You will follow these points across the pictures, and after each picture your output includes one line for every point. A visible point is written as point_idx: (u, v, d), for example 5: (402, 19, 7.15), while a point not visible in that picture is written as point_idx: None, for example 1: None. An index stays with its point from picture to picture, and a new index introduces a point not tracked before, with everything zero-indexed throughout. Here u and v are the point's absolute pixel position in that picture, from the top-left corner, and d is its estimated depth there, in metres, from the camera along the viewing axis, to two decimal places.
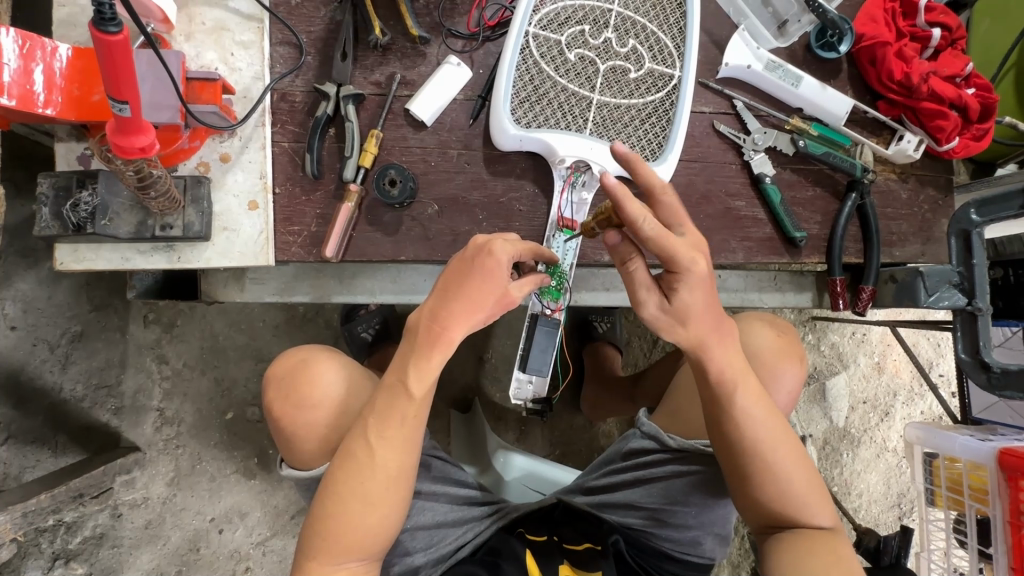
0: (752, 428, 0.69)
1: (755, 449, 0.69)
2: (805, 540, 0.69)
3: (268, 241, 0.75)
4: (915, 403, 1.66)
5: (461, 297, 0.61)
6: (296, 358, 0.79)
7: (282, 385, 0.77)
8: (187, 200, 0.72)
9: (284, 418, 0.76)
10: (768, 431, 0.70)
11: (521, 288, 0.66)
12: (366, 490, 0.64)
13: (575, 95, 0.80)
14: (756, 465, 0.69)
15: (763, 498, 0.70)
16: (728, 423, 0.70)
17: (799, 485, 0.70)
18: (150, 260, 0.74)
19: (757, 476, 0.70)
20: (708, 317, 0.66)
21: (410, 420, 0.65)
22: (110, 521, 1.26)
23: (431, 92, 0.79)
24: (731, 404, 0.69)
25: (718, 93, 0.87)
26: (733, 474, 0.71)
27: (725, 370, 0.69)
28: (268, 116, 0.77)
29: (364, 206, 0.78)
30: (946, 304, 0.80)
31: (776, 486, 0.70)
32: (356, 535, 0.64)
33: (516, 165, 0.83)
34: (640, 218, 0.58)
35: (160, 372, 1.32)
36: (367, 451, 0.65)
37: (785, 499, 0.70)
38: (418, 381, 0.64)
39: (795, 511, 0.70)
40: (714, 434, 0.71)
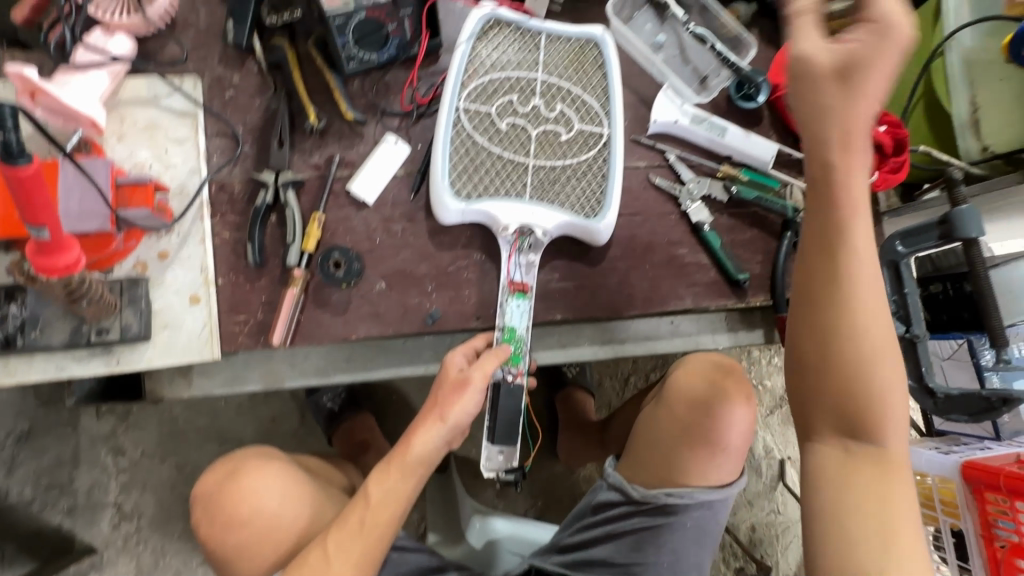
0: (861, 292, 0.54)
1: (842, 317, 0.54)
2: (868, 489, 0.55)
3: (213, 334, 0.74)
4: (886, 414, 1.70)
5: (428, 407, 0.75)
6: (226, 469, 0.79)
7: (213, 500, 0.77)
8: (125, 301, 0.71)
9: (217, 540, 0.76)
10: (868, 291, 0.55)
11: (483, 372, 0.74)
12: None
13: (511, 162, 0.83)
14: (838, 318, 0.54)
15: (835, 326, 0.54)
16: (835, 271, 0.54)
17: (883, 361, 0.54)
18: (88, 367, 0.71)
19: (838, 325, 0.54)
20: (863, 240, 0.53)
21: (371, 528, 0.69)
22: None
23: (371, 172, 0.81)
24: (835, 205, 0.53)
25: (650, 148, 0.91)
26: (805, 332, 0.56)
27: (868, 239, 0.54)
28: (206, 209, 0.77)
29: (311, 289, 0.78)
30: (884, 332, 0.82)
31: (846, 328, 0.54)
32: None
33: (461, 235, 0.84)
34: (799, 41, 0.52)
35: (116, 466, 1.31)
36: (325, 559, 0.67)
37: (867, 377, 0.54)
38: (380, 491, 0.71)
39: (873, 379, 0.54)
40: (812, 295, 0.55)
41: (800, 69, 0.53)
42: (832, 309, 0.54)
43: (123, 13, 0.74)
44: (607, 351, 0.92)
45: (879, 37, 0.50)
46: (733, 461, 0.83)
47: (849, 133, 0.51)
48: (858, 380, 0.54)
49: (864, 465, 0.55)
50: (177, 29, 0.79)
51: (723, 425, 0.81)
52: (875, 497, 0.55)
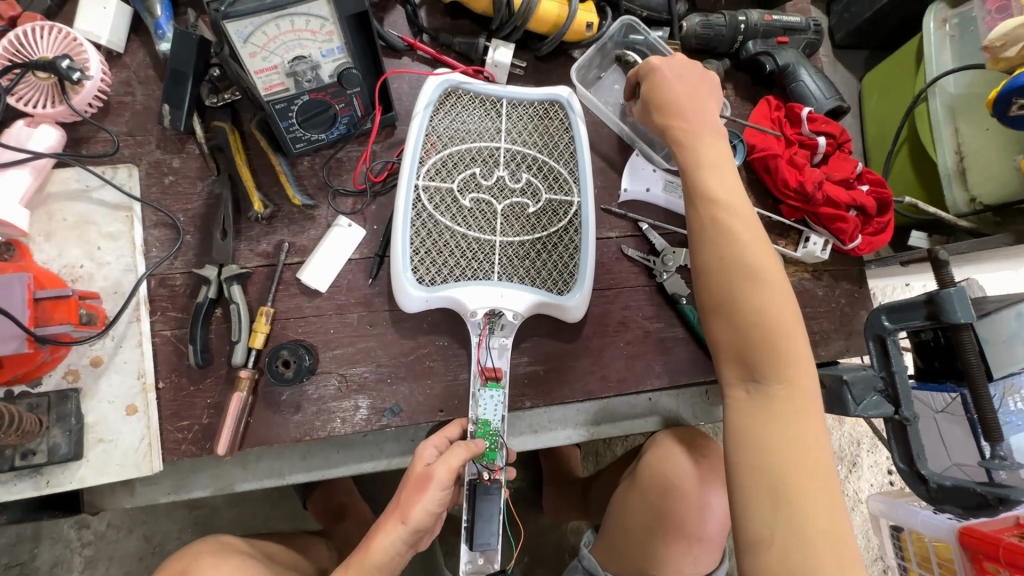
0: (739, 253, 0.65)
1: (724, 274, 0.65)
2: (775, 417, 0.62)
3: (152, 447, 0.69)
4: (881, 450, 1.67)
5: (390, 507, 0.68)
6: (176, 567, 0.73)
7: None
8: (53, 418, 0.65)
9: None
10: (752, 253, 0.65)
11: (448, 466, 0.67)
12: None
13: (477, 240, 0.78)
14: (723, 278, 0.65)
15: (727, 294, 0.65)
16: (712, 231, 0.66)
17: (776, 321, 0.63)
18: (13, 489, 0.65)
19: (723, 280, 0.65)
20: (731, 195, 0.68)
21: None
22: None
23: (323, 259, 0.76)
24: (713, 196, 0.67)
25: (622, 217, 0.86)
26: (714, 299, 0.66)
27: (738, 210, 0.67)
28: (144, 308, 0.71)
29: (260, 389, 0.73)
30: (874, 413, 0.78)
31: (733, 295, 0.64)
32: None
33: (423, 320, 0.78)
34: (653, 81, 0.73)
35: (80, 540, 1.26)
36: None
37: (758, 331, 0.63)
38: None
39: (760, 330, 0.63)
40: (704, 258, 0.67)
41: (652, 98, 0.73)
42: (718, 270, 0.65)
43: (47, 103, 0.70)
44: (582, 433, 0.87)
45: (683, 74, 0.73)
46: (708, 550, 0.79)
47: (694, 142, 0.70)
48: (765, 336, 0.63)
49: (765, 408, 0.62)
50: (109, 115, 0.74)
51: (699, 515, 0.78)
52: (775, 441, 0.60)
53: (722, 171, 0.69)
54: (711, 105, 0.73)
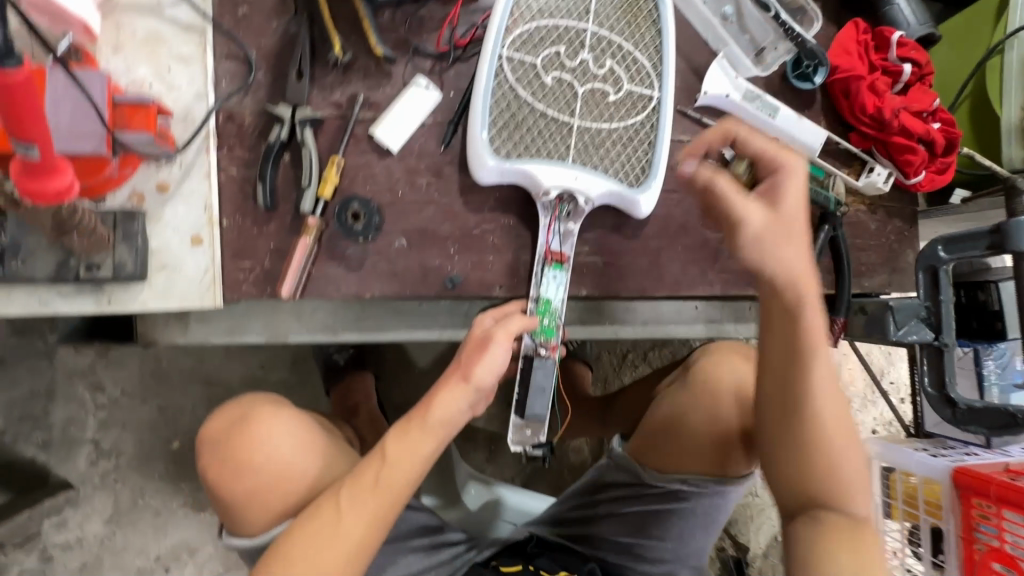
0: (815, 381, 0.65)
1: (793, 419, 0.67)
2: (835, 531, 0.64)
3: (215, 281, 0.68)
4: (869, 410, 1.76)
5: (450, 368, 0.69)
6: (235, 414, 0.71)
7: (218, 446, 0.68)
8: (118, 236, 0.63)
9: (220, 483, 0.67)
10: (819, 350, 0.65)
11: (506, 330, 0.69)
12: (320, 563, 0.62)
13: (555, 121, 0.76)
14: (794, 396, 0.66)
15: (793, 416, 0.66)
16: (789, 338, 0.66)
17: (829, 419, 0.66)
18: (74, 303, 0.64)
19: (796, 392, 0.66)
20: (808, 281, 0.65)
21: (385, 489, 0.64)
22: (40, 564, 1.22)
23: (398, 116, 0.73)
24: (810, 355, 0.65)
25: (695, 121, 0.85)
26: (774, 414, 0.68)
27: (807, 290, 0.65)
28: (212, 141, 0.69)
29: (324, 240, 0.72)
30: (914, 338, 0.81)
31: (800, 420, 0.66)
32: None
33: (491, 196, 0.77)
34: (739, 210, 0.66)
35: (94, 402, 1.26)
36: (336, 511, 0.63)
37: (819, 456, 0.66)
38: (396, 450, 0.65)
39: (817, 453, 0.66)
40: (773, 382, 0.68)
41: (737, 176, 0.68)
42: (793, 421, 0.66)
43: None
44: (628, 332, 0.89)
45: (779, 188, 0.67)
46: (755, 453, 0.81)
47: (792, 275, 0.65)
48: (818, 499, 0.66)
49: (829, 521, 0.65)
50: None
51: None
52: (843, 538, 0.63)
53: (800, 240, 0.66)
54: (799, 215, 0.66)
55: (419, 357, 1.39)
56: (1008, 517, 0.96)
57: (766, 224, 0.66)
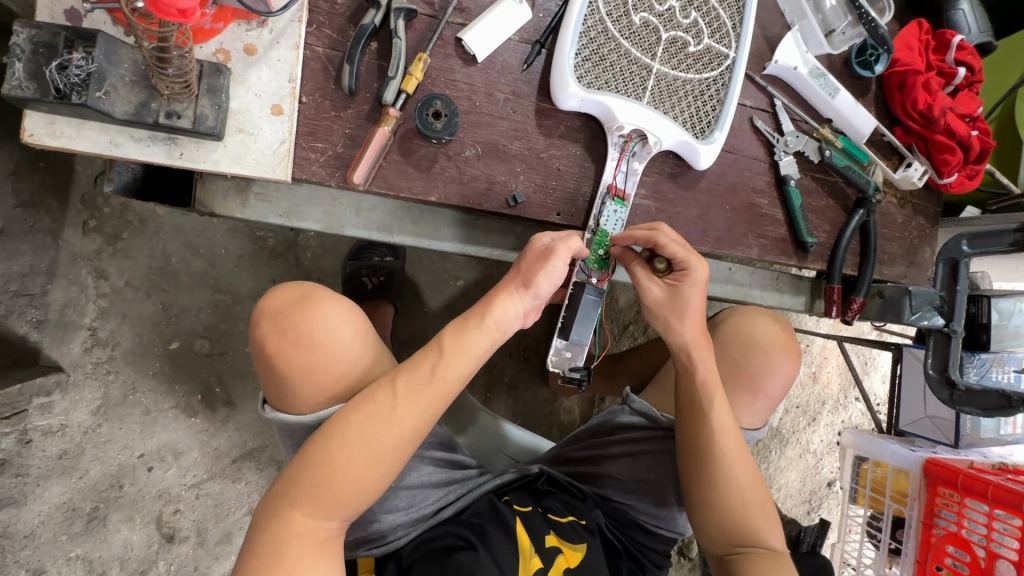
0: (725, 436, 0.80)
1: (716, 489, 0.80)
2: (748, 522, 0.80)
3: (288, 154, 0.67)
4: (839, 412, 1.86)
5: (512, 273, 0.71)
6: (297, 291, 0.70)
7: (280, 319, 0.67)
8: (202, 89, 0.62)
9: (278, 356, 0.66)
10: (730, 442, 0.80)
11: (572, 249, 0.70)
12: (378, 441, 0.63)
13: (637, 61, 0.77)
14: (716, 489, 0.80)
15: (714, 505, 0.80)
16: (708, 452, 0.80)
17: (730, 437, 0.80)
18: (144, 151, 0.63)
19: (719, 491, 0.80)
20: (710, 384, 0.81)
21: (440, 379, 0.66)
22: (17, 446, 1.18)
23: (488, 26, 0.73)
24: (706, 409, 0.81)
25: (760, 89, 0.88)
26: (701, 503, 0.81)
27: (709, 389, 0.81)
28: (304, 13, 0.68)
29: (399, 135, 0.72)
30: (924, 323, 0.87)
31: (722, 487, 0.80)
32: (351, 489, 0.63)
33: (563, 123, 0.78)
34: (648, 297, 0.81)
35: (96, 289, 1.22)
36: (392, 398, 0.65)
37: (729, 481, 0.80)
38: (455, 343, 0.68)
39: (728, 475, 0.80)
40: (702, 496, 0.81)
41: (672, 304, 0.80)
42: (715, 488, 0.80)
43: None
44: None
45: (682, 298, 0.79)
46: (766, 406, 0.90)
47: (681, 346, 0.81)
48: (739, 539, 0.80)
49: (747, 518, 0.80)
50: None
51: (766, 372, 0.88)
52: (756, 527, 0.80)
53: (705, 354, 0.82)
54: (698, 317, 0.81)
55: (431, 296, 1.40)
56: (969, 505, 1.04)
57: (661, 312, 0.81)
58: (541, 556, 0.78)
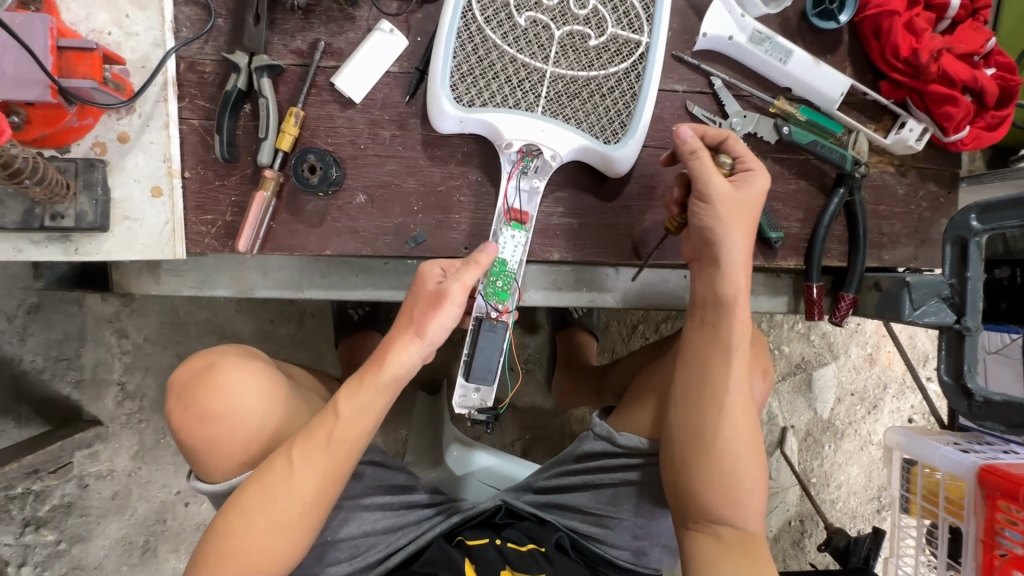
0: (738, 395, 0.70)
1: (715, 457, 0.69)
2: (730, 514, 0.69)
3: (176, 232, 0.68)
4: (906, 397, 1.62)
5: (403, 322, 0.68)
6: (201, 361, 0.71)
7: (184, 392, 0.69)
8: (80, 186, 0.64)
9: (185, 430, 0.69)
10: (739, 404, 0.70)
11: (463, 284, 0.65)
12: (276, 513, 0.64)
13: (526, 68, 0.69)
14: (715, 459, 0.69)
15: (710, 480, 0.69)
16: (717, 406, 0.69)
17: (740, 398, 0.70)
18: (44, 251, 0.67)
19: (717, 462, 0.69)
20: (740, 327, 0.70)
21: (336, 444, 0.65)
22: (77, 490, 1.35)
23: (360, 64, 0.70)
24: (727, 350, 0.70)
25: (693, 68, 0.76)
26: (687, 469, 0.70)
27: (735, 329, 0.70)
28: (172, 89, 0.68)
29: (285, 194, 0.70)
30: (930, 320, 0.71)
31: (722, 457, 0.69)
32: (254, 560, 0.63)
33: (457, 150, 0.73)
34: (718, 193, 0.67)
35: (120, 347, 1.35)
36: (287, 467, 0.64)
37: (730, 452, 0.69)
38: (349, 406, 0.66)
39: (730, 444, 0.69)
40: (698, 461, 0.69)
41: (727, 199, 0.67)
42: (715, 456, 0.69)
43: None
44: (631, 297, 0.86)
45: (748, 197, 0.68)
46: None
47: (731, 266, 0.69)
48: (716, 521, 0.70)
49: (728, 512, 0.69)
50: None
51: None
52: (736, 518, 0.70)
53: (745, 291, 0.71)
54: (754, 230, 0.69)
55: None
56: None
57: (728, 212, 0.67)
58: None
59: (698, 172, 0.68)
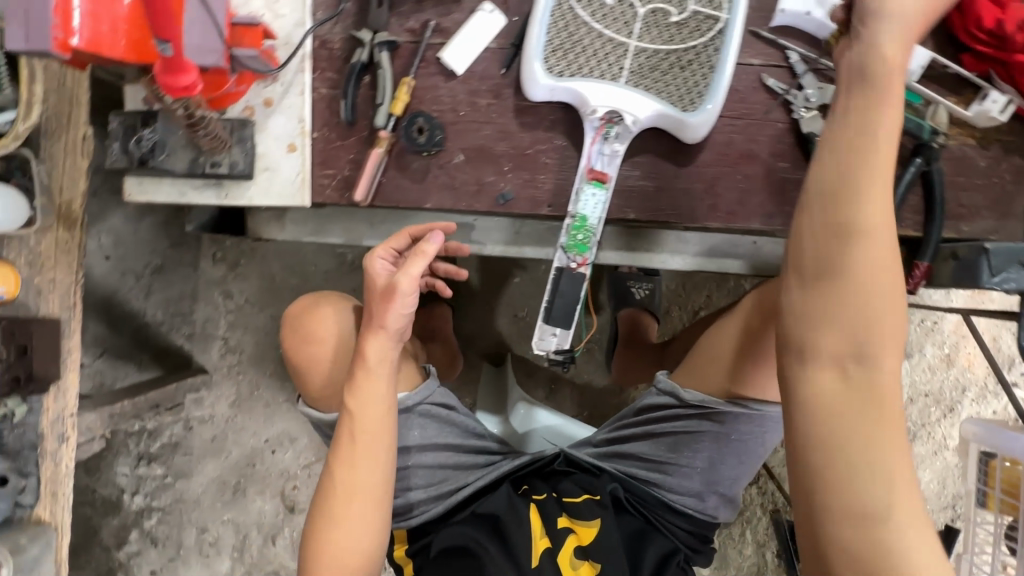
0: (878, 281, 0.55)
1: (836, 346, 0.56)
2: (862, 427, 0.54)
3: (304, 182, 0.80)
4: (987, 402, 1.54)
5: (369, 321, 0.76)
6: (308, 301, 0.87)
7: (296, 325, 0.85)
8: (234, 140, 0.78)
9: (296, 355, 0.83)
10: (879, 291, 0.55)
11: (409, 275, 0.72)
12: (342, 516, 0.74)
13: (611, 42, 0.77)
14: (837, 348, 0.56)
15: (826, 370, 0.56)
16: (852, 287, 0.55)
17: (883, 286, 0.55)
18: (202, 195, 0.81)
19: (842, 353, 0.56)
20: (881, 206, 0.56)
21: (357, 439, 0.75)
22: (183, 431, 1.53)
23: (464, 41, 0.79)
24: (866, 227, 0.56)
25: (769, 43, 0.81)
26: (797, 354, 0.58)
27: (879, 202, 0.56)
28: (308, 62, 0.80)
29: (394, 153, 0.81)
30: (1012, 286, 0.74)
31: (850, 350, 0.55)
32: (347, 553, 0.74)
33: (545, 117, 0.81)
34: (876, 41, 0.58)
35: (226, 306, 1.53)
36: (330, 476, 0.75)
37: (863, 347, 0.55)
38: (354, 403, 0.75)
39: (860, 337, 0.55)
40: (812, 348, 0.57)
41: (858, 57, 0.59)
42: (837, 343, 0.56)
43: None
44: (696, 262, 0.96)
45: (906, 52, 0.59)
46: None
47: (868, 140, 0.57)
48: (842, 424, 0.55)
49: (858, 423, 0.54)
50: None
51: None
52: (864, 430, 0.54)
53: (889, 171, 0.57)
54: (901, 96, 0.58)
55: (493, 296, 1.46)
56: None
57: (881, 81, 0.58)
58: (550, 538, 0.84)
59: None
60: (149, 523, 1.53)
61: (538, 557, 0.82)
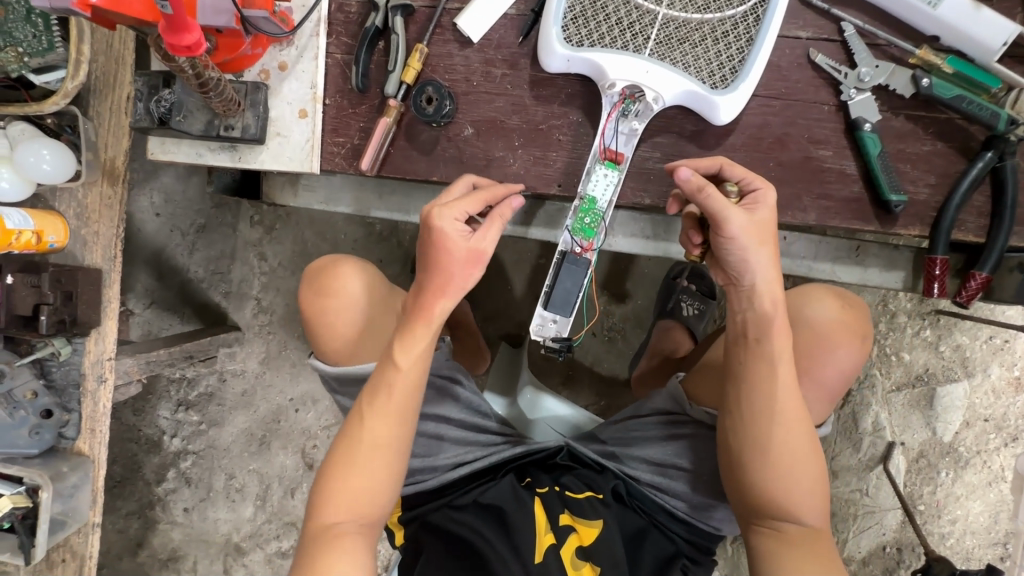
0: (782, 413, 0.66)
1: (761, 462, 0.66)
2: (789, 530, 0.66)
3: (313, 149, 0.80)
4: None
5: (427, 267, 0.70)
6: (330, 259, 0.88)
7: (315, 278, 0.86)
8: (247, 104, 0.78)
9: (308, 307, 0.84)
10: (788, 412, 0.66)
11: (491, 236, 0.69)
12: (365, 463, 0.71)
13: (637, 10, 0.70)
14: (762, 468, 0.67)
15: (754, 485, 0.67)
16: (760, 421, 0.67)
17: (787, 405, 0.66)
18: (218, 157, 0.82)
19: (770, 477, 0.66)
20: (779, 340, 0.67)
21: (399, 392, 0.72)
22: (218, 383, 1.62)
23: (481, 5, 0.75)
24: (772, 366, 0.67)
25: (822, 14, 0.72)
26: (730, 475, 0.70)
27: (777, 339, 0.66)
28: (323, 26, 0.79)
29: (404, 123, 0.79)
30: None
31: (774, 466, 0.66)
32: (361, 499, 0.70)
33: (562, 91, 0.76)
34: (729, 213, 0.63)
35: (260, 267, 1.59)
36: (362, 419, 0.71)
37: (782, 467, 0.66)
38: (405, 355, 0.71)
39: (777, 453, 0.66)
40: (733, 471, 0.69)
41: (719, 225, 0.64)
42: (761, 460, 0.67)
43: None
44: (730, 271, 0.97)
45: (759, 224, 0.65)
46: (823, 399, 0.76)
47: (759, 281, 0.67)
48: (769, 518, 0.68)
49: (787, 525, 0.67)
50: None
51: (819, 357, 0.74)
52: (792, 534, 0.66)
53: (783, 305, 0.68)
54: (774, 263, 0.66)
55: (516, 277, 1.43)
56: None
57: (754, 237, 0.65)
58: (554, 534, 0.80)
59: (709, 211, 0.64)
60: (184, 464, 1.65)
61: (543, 552, 0.78)
